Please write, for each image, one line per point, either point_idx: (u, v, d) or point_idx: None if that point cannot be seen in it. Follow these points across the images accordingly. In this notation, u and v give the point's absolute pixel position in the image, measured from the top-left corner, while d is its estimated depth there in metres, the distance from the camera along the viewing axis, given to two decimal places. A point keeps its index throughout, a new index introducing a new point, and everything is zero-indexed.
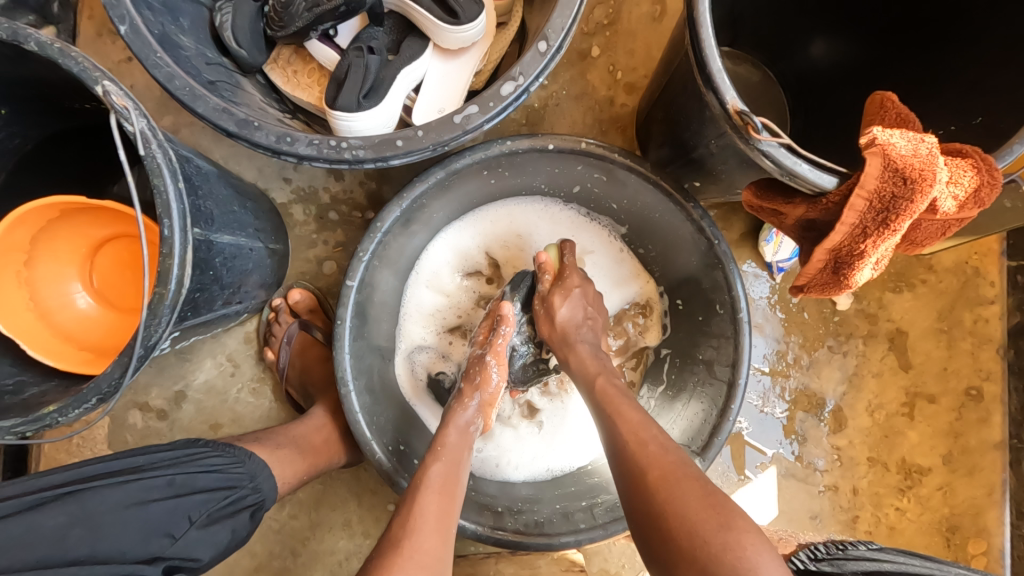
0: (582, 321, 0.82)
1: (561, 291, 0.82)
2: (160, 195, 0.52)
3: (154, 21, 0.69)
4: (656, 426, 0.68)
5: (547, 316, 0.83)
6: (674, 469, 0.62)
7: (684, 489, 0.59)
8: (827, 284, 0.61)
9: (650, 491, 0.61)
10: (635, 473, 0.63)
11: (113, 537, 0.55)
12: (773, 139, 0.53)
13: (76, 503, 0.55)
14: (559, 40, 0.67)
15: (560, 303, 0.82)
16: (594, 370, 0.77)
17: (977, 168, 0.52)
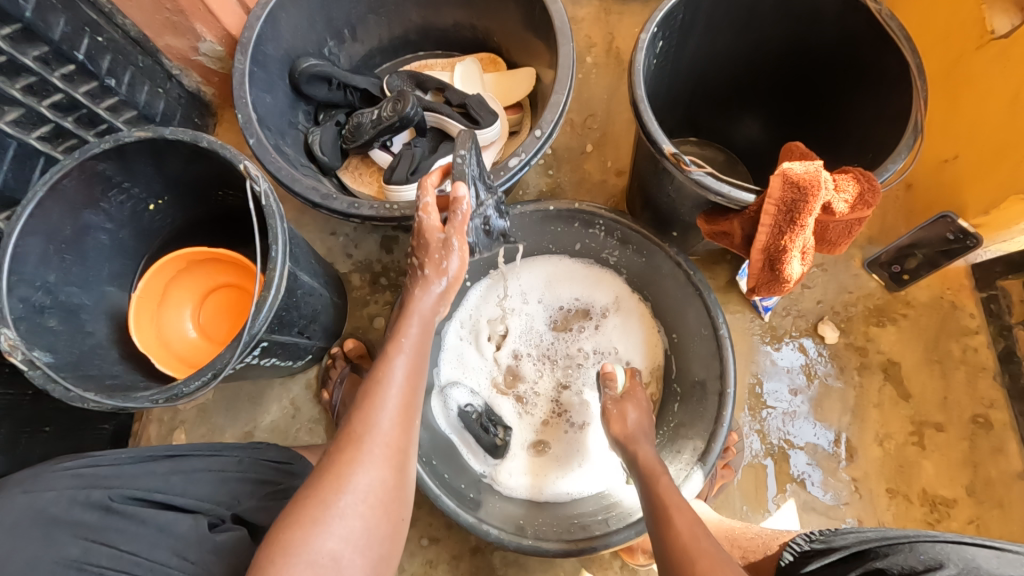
0: (646, 433, 0.91)
1: (632, 402, 0.94)
2: (272, 230, 0.75)
3: (271, 137, 1.00)
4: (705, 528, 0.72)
5: (618, 418, 0.93)
6: (718, 559, 0.65)
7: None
8: (770, 282, 0.76)
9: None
10: (681, 561, 0.67)
11: (196, 488, 0.69)
12: (699, 169, 0.73)
13: (173, 462, 0.71)
14: (550, 128, 0.93)
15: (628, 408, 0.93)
16: (658, 470, 0.83)
17: (858, 180, 0.70)
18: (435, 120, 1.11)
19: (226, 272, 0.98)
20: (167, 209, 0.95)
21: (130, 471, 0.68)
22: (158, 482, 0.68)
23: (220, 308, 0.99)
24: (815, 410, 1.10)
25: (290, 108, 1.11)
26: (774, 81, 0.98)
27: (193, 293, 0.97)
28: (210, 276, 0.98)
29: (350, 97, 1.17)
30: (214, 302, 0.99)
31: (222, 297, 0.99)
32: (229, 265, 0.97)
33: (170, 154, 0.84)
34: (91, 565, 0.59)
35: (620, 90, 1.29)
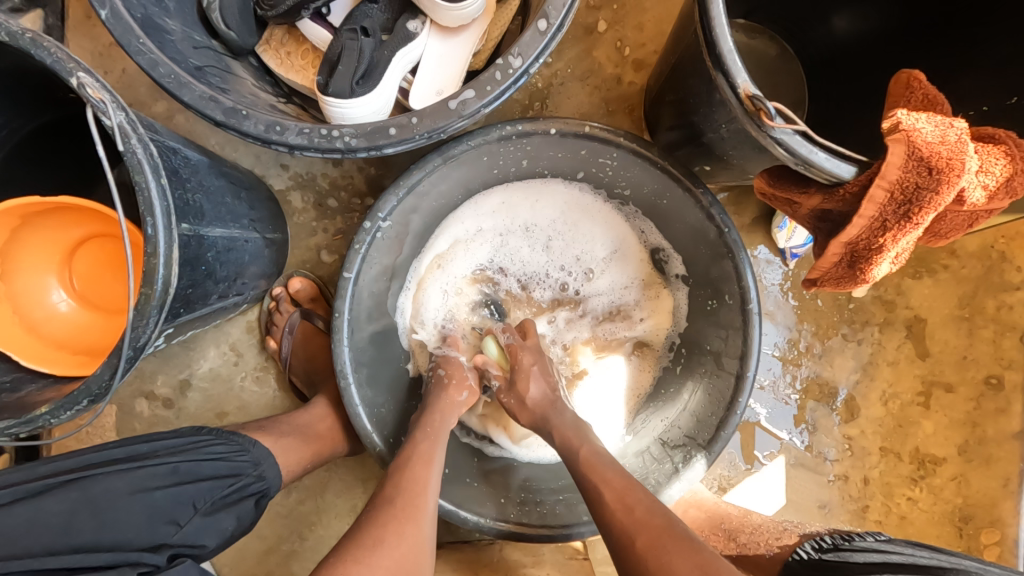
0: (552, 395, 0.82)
1: (521, 375, 0.83)
2: (142, 193, 0.50)
3: (136, 3, 0.66)
4: (641, 487, 0.68)
5: (519, 403, 0.82)
6: (661, 533, 0.62)
7: (672, 556, 0.60)
8: (842, 278, 0.57)
9: (639, 558, 0.62)
10: (623, 540, 0.64)
11: (117, 525, 0.53)
12: (787, 126, 0.49)
13: (78, 490, 0.54)
14: (560, 19, 0.63)
15: (525, 385, 0.82)
16: (574, 438, 0.76)
17: (1009, 156, 0.48)
18: None
19: (89, 221, 0.72)
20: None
21: (19, 519, 0.50)
22: (58, 533, 0.50)
23: (99, 266, 0.75)
24: (825, 367, 1.00)
25: None
26: None
27: (50, 254, 0.71)
28: (67, 228, 0.71)
29: None
30: (87, 261, 0.74)
31: (95, 253, 0.75)
32: (92, 213, 0.71)
33: None
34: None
35: None
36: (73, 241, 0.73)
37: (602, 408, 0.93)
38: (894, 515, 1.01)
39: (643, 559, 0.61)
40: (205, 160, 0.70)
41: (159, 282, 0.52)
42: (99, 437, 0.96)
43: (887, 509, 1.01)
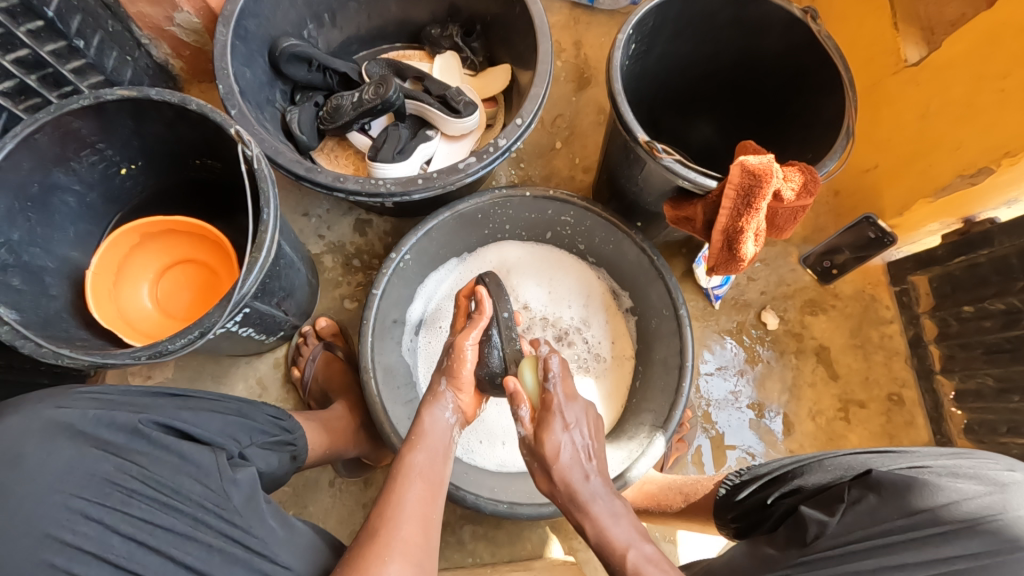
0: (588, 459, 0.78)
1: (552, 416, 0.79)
2: (263, 194, 0.75)
3: (250, 110, 1.00)
4: None
5: (544, 470, 0.78)
6: None
7: None
8: (728, 261, 0.85)
9: None
10: None
11: (207, 426, 0.65)
12: (669, 156, 0.82)
13: (180, 400, 0.67)
14: (530, 118, 0.99)
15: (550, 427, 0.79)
16: (620, 543, 0.69)
17: (802, 172, 0.81)
18: (416, 108, 1.15)
19: (179, 246, 0.95)
20: (139, 175, 0.93)
21: (145, 401, 0.63)
22: (173, 413, 0.63)
23: (181, 282, 0.96)
24: (758, 389, 1.22)
25: (267, 86, 1.11)
26: (727, 89, 1.10)
27: (146, 271, 0.94)
28: (165, 252, 0.95)
29: (329, 80, 1.19)
30: (172, 278, 0.95)
31: (179, 272, 0.96)
32: (185, 238, 0.94)
33: (152, 117, 0.83)
34: (124, 483, 0.55)
35: (588, 94, 1.38)
36: (166, 263, 0.95)
37: None
38: None
39: None
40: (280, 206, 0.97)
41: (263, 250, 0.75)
42: None
43: None
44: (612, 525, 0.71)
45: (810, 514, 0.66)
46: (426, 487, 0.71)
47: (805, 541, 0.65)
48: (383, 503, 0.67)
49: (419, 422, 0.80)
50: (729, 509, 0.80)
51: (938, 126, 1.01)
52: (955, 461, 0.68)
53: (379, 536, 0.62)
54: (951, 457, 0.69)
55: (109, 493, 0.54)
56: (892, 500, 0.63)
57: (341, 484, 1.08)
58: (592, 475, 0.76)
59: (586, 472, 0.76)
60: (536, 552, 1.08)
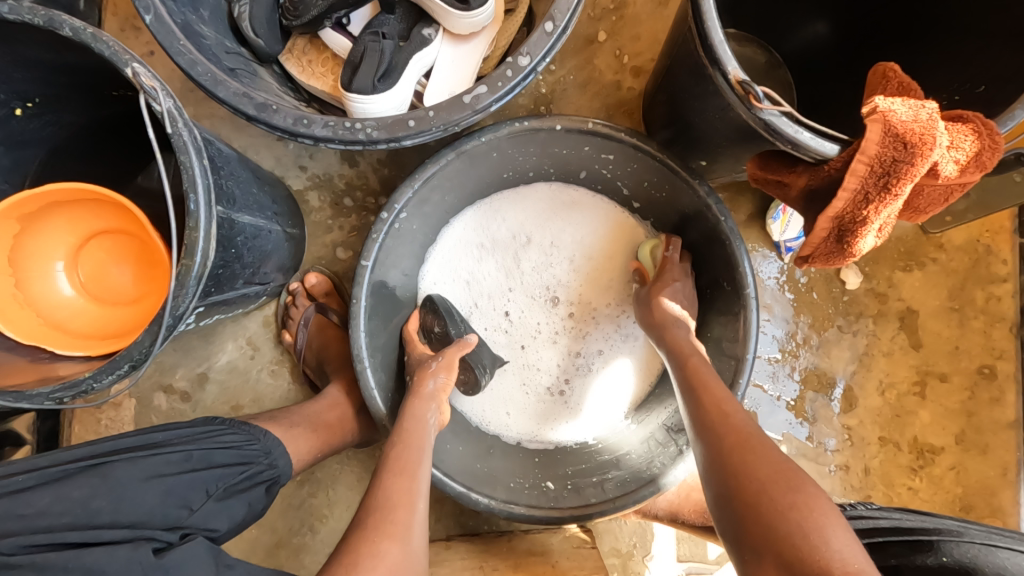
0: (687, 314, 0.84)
1: (663, 283, 0.85)
2: (187, 171, 0.54)
3: (176, 11, 0.72)
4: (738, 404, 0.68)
5: (648, 304, 0.86)
6: (751, 436, 0.62)
7: (760, 457, 0.60)
8: (832, 254, 0.62)
9: (730, 456, 0.62)
10: (714, 439, 0.64)
11: (130, 508, 0.53)
12: (774, 107, 0.54)
13: (101, 473, 0.54)
14: (565, 21, 0.68)
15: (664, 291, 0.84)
16: (687, 352, 0.78)
17: (978, 133, 0.53)
18: None
19: (82, 217, 0.74)
20: (43, 115, 0.70)
21: (42, 497, 0.51)
22: (76, 511, 0.51)
23: (105, 260, 0.77)
24: (822, 357, 1.04)
25: None
26: None
27: (53, 257, 0.72)
28: (64, 231, 0.73)
29: None
30: (89, 258, 0.75)
31: (98, 250, 0.76)
32: (80, 208, 0.73)
33: (22, 42, 0.58)
34: None
35: None
36: (74, 244, 0.74)
37: (597, 408, 0.96)
38: (896, 503, 1.03)
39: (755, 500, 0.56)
40: (235, 153, 0.75)
41: (198, 254, 0.55)
42: (118, 428, 0.99)
43: (889, 498, 1.03)
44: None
45: None
46: (408, 475, 0.68)
47: None
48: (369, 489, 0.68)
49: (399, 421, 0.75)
50: None
51: None
52: None
53: (365, 528, 0.63)
54: None
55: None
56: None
57: (347, 452, 1.01)
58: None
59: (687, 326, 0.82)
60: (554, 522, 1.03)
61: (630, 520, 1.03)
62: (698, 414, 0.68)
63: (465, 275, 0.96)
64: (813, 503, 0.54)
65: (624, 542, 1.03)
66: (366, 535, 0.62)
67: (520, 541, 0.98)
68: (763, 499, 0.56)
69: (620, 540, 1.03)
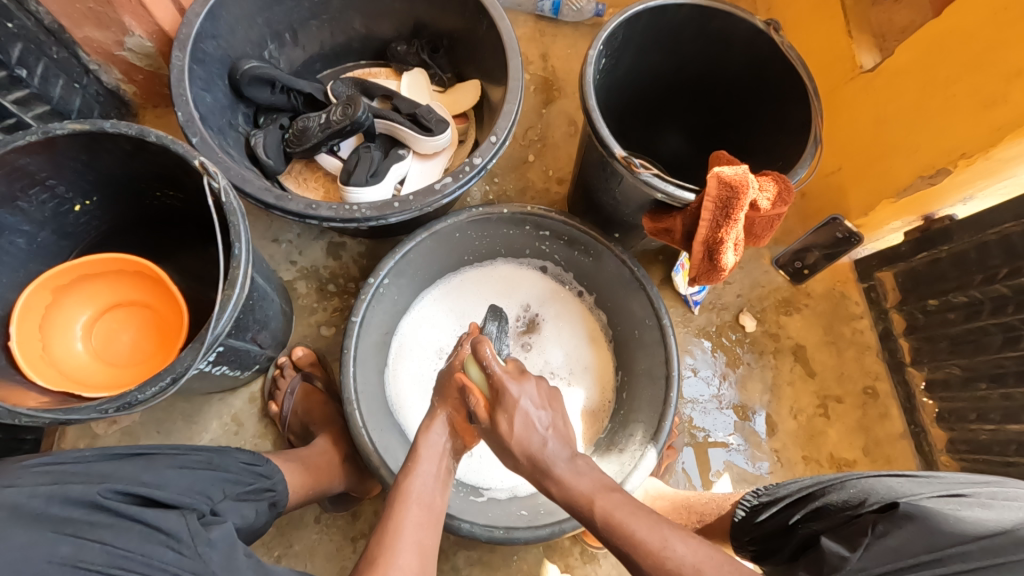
0: (545, 430, 0.76)
1: (502, 413, 0.78)
2: (235, 227, 0.72)
3: (213, 137, 0.96)
4: (676, 536, 0.61)
5: (500, 434, 0.78)
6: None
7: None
8: (709, 271, 0.86)
9: None
10: None
11: (175, 485, 0.62)
12: (648, 170, 0.83)
13: (142, 461, 0.63)
14: (504, 136, 0.97)
15: (507, 416, 0.77)
16: (587, 493, 0.70)
17: (777, 181, 0.82)
18: (385, 127, 1.12)
19: (100, 291, 0.86)
20: (95, 211, 0.88)
21: (103, 467, 0.58)
22: (138, 477, 0.59)
23: (117, 328, 0.87)
24: (741, 390, 1.23)
25: (229, 109, 1.07)
26: (693, 102, 1.12)
27: (72, 328, 0.83)
28: (83, 304, 0.84)
29: (294, 101, 1.15)
30: (104, 326, 0.86)
31: (111, 319, 0.87)
32: (100, 282, 0.85)
33: (107, 150, 0.78)
34: None
35: (557, 107, 1.38)
36: (91, 316, 0.85)
37: None
38: None
39: None
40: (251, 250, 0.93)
41: (237, 286, 0.71)
42: None
43: None
44: (576, 479, 0.72)
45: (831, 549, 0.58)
46: (423, 513, 0.73)
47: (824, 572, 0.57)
48: (374, 533, 0.70)
49: (414, 445, 0.82)
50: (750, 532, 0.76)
51: (897, 130, 1.05)
52: (988, 486, 0.62)
53: (378, 565, 0.65)
54: (982, 486, 0.62)
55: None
56: (919, 536, 0.54)
57: (328, 519, 1.04)
58: (550, 439, 0.75)
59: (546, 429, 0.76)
60: (532, 573, 1.06)
61: (604, 563, 1.08)
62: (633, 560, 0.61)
63: (435, 341, 1.14)
64: None
65: None
66: (370, 572, 0.65)
67: None
68: None
69: None
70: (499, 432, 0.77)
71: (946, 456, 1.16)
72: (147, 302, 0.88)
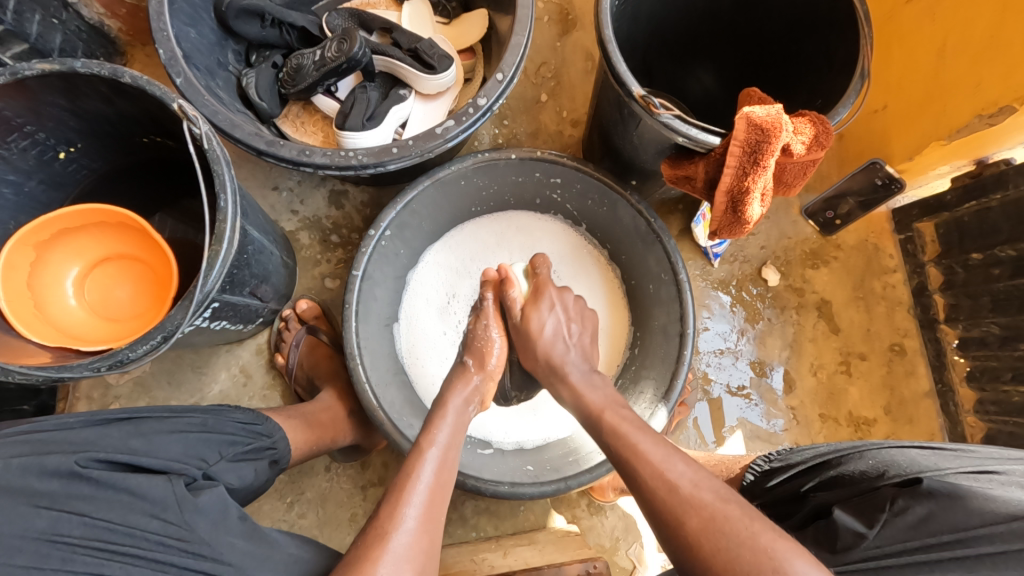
0: (567, 337, 0.88)
1: (539, 303, 0.90)
2: (218, 177, 0.67)
3: (199, 77, 0.89)
4: (680, 460, 0.63)
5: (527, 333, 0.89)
6: (714, 512, 0.56)
7: (731, 531, 0.54)
8: (732, 224, 0.79)
9: (694, 543, 0.55)
10: (671, 521, 0.58)
11: (164, 450, 0.61)
12: (668, 112, 0.74)
13: (132, 425, 0.62)
14: (512, 72, 0.88)
15: (537, 316, 0.89)
16: (598, 406, 0.77)
17: (813, 122, 0.74)
18: (385, 64, 1.04)
19: (87, 246, 0.83)
20: (80, 159, 0.84)
21: (87, 435, 0.58)
22: (122, 444, 0.58)
23: (110, 283, 0.85)
24: (759, 347, 1.19)
25: (217, 46, 1.00)
26: (722, 34, 1.01)
27: (63, 283, 0.81)
28: (71, 259, 0.82)
29: (287, 36, 1.06)
30: (96, 280, 0.84)
31: (103, 273, 0.85)
32: (86, 235, 0.82)
33: (81, 93, 0.73)
34: (65, 538, 0.50)
35: (574, 39, 1.26)
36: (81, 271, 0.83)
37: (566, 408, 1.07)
38: None
39: (700, 542, 0.55)
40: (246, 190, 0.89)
41: (225, 242, 0.67)
42: None
43: None
44: (588, 390, 0.81)
45: (846, 523, 0.56)
46: (438, 480, 0.68)
47: (835, 550, 0.56)
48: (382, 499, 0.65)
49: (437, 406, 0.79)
50: (762, 494, 0.74)
51: (956, 60, 0.93)
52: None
53: (386, 538, 0.60)
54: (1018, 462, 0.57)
55: (48, 554, 0.49)
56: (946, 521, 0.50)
57: (337, 468, 1.06)
58: (573, 348, 0.87)
59: (568, 347, 0.88)
60: (539, 523, 1.08)
61: (611, 515, 1.09)
62: (637, 489, 0.63)
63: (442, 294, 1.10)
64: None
65: (606, 537, 1.08)
66: (375, 547, 0.59)
67: (508, 541, 1.02)
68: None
69: (603, 535, 1.07)
70: (530, 335, 0.88)
71: (973, 417, 1.11)
72: (139, 256, 0.86)
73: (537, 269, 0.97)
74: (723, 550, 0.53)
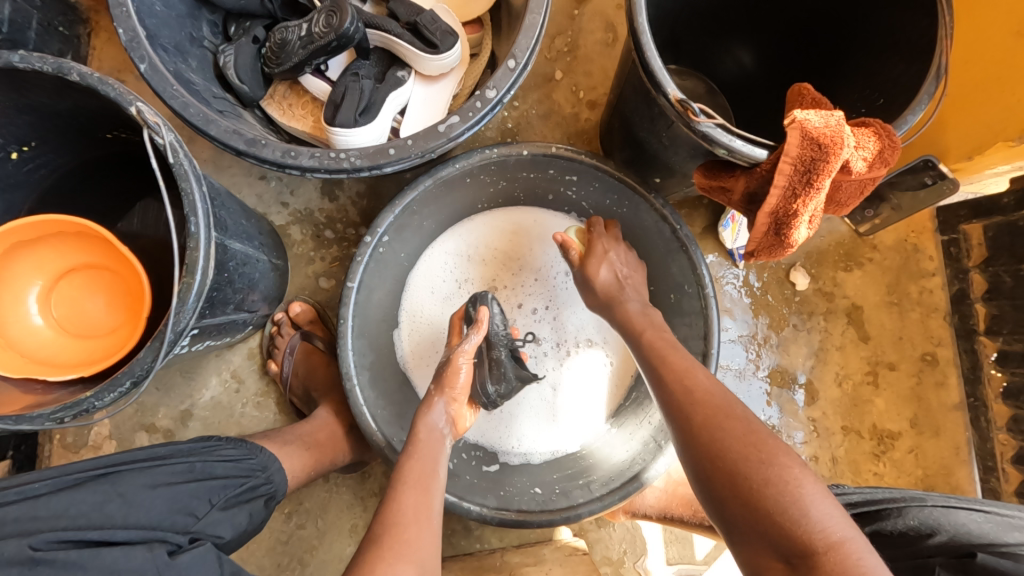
0: (623, 282, 0.88)
1: (594, 258, 0.88)
2: (187, 196, 0.59)
3: (168, 60, 0.78)
4: (705, 375, 0.70)
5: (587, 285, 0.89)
6: (719, 412, 0.63)
7: (728, 430, 0.60)
8: (772, 246, 0.70)
9: (697, 434, 0.62)
10: (683, 419, 0.64)
11: (144, 511, 0.54)
12: (710, 121, 0.63)
13: (107, 483, 0.55)
14: (526, 58, 0.77)
15: (597, 267, 0.88)
16: (641, 326, 0.81)
17: (878, 134, 0.63)
18: (380, 39, 0.92)
19: (49, 257, 0.75)
20: (37, 158, 0.74)
21: (53, 503, 0.51)
22: (95, 511, 0.52)
23: (79, 296, 0.77)
24: (782, 355, 1.12)
25: (189, 18, 0.87)
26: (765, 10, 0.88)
27: (25, 300, 0.73)
28: (33, 273, 0.74)
29: (268, 5, 0.92)
30: (63, 294, 0.76)
31: (70, 285, 0.77)
32: (46, 246, 0.74)
33: (26, 89, 0.62)
34: None
35: (593, 6, 1.12)
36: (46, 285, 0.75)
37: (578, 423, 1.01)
38: None
39: (698, 434, 0.62)
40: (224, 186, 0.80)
41: (198, 273, 0.59)
42: None
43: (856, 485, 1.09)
44: (643, 318, 0.83)
45: None
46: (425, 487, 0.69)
47: None
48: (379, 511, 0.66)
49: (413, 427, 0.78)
50: None
51: None
52: None
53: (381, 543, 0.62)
54: None
55: None
56: None
57: (337, 478, 1.02)
58: (631, 292, 0.87)
59: (627, 293, 0.87)
60: (545, 534, 1.04)
61: (619, 527, 1.05)
62: (666, 398, 0.69)
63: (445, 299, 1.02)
64: (787, 471, 0.55)
65: (614, 549, 1.05)
66: (379, 553, 0.61)
67: (513, 556, 0.99)
68: (732, 469, 0.57)
69: (610, 548, 1.04)
70: (591, 278, 0.88)
71: (1006, 436, 1.05)
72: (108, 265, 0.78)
73: (594, 227, 0.92)
74: (716, 440, 0.60)
